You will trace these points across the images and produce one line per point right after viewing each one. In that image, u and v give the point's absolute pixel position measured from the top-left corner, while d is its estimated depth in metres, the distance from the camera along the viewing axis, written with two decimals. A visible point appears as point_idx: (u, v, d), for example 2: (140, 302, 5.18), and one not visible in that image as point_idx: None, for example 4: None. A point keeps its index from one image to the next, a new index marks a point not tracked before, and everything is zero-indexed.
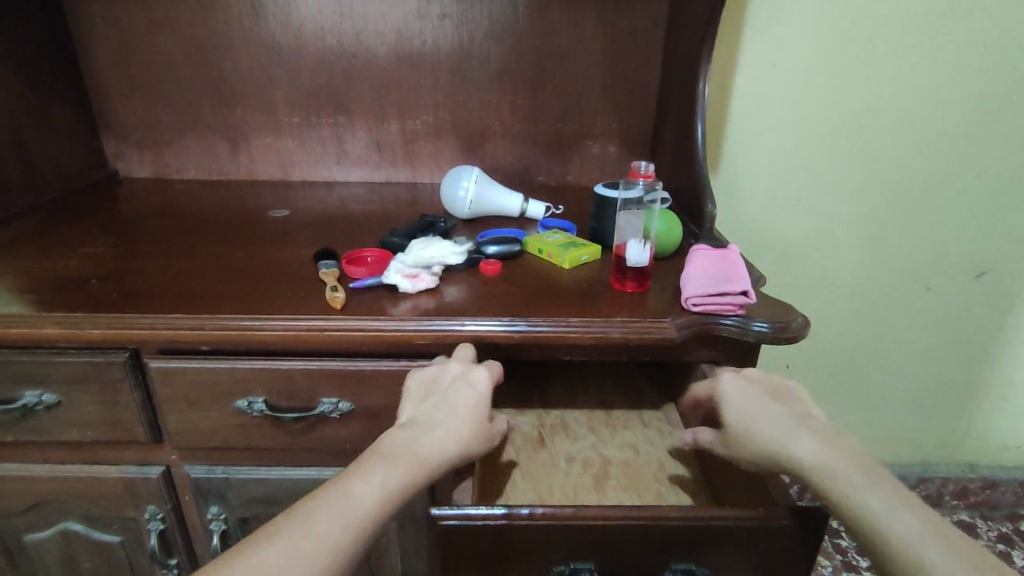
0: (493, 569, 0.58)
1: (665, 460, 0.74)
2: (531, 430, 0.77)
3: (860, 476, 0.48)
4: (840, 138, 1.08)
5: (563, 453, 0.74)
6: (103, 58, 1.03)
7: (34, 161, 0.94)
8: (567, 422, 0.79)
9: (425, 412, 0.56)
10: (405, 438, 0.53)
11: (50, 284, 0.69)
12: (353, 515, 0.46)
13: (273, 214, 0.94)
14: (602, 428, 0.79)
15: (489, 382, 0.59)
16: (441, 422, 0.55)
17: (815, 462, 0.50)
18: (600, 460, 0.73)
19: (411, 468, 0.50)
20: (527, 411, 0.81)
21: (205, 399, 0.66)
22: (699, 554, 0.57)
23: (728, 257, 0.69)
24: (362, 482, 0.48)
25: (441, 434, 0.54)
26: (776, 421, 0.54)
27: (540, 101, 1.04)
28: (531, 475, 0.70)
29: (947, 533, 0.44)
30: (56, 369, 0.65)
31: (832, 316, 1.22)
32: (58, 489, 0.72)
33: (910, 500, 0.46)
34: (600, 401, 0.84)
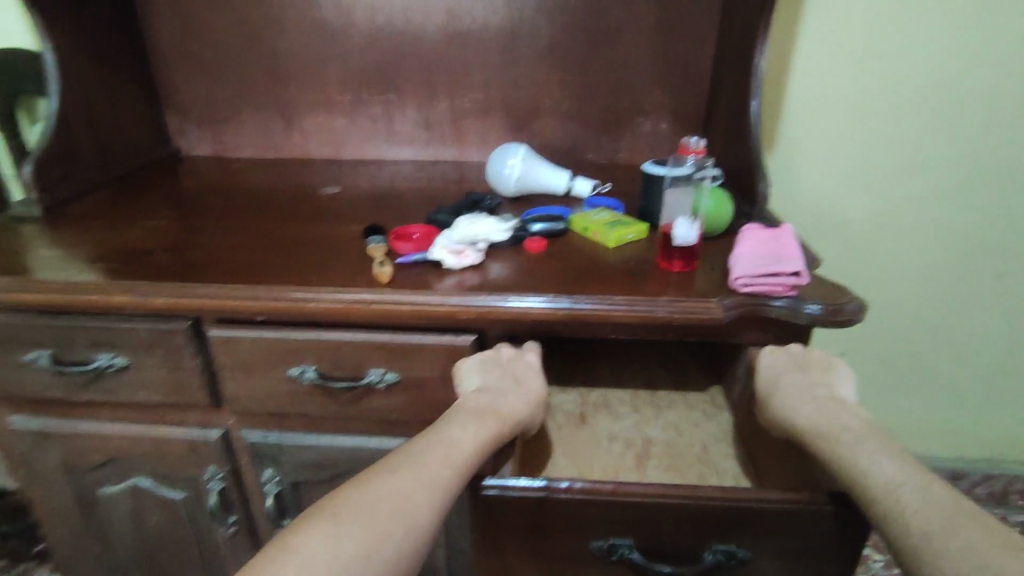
0: (532, 540, 0.59)
1: (709, 442, 0.73)
2: (573, 407, 0.77)
3: (850, 436, 0.53)
4: (912, 115, 1.02)
5: (605, 431, 0.74)
6: (168, 40, 1.07)
7: (104, 139, 0.99)
8: (611, 400, 0.79)
9: (496, 379, 0.62)
10: (487, 399, 0.59)
11: (121, 254, 0.74)
12: (459, 458, 0.52)
13: (325, 191, 0.96)
14: (646, 408, 0.78)
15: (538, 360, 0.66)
16: (511, 388, 0.61)
17: (817, 426, 0.56)
18: (642, 440, 0.73)
19: (494, 426, 0.57)
20: (570, 389, 0.81)
21: (260, 367, 0.70)
22: (738, 536, 0.56)
23: (780, 237, 0.67)
24: (458, 433, 0.54)
25: (515, 399, 0.60)
26: (792, 389, 0.60)
27: (590, 78, 1.02)
28: (573, 452, 0.70)
29: (924, 484, 0.47)
30: (126, 335, 0.69)
31: (894, 302, 1.17)
32: (128, 446, 0.77)
33: (897, 455, 0.50)
34: (645, 381, 0.84)
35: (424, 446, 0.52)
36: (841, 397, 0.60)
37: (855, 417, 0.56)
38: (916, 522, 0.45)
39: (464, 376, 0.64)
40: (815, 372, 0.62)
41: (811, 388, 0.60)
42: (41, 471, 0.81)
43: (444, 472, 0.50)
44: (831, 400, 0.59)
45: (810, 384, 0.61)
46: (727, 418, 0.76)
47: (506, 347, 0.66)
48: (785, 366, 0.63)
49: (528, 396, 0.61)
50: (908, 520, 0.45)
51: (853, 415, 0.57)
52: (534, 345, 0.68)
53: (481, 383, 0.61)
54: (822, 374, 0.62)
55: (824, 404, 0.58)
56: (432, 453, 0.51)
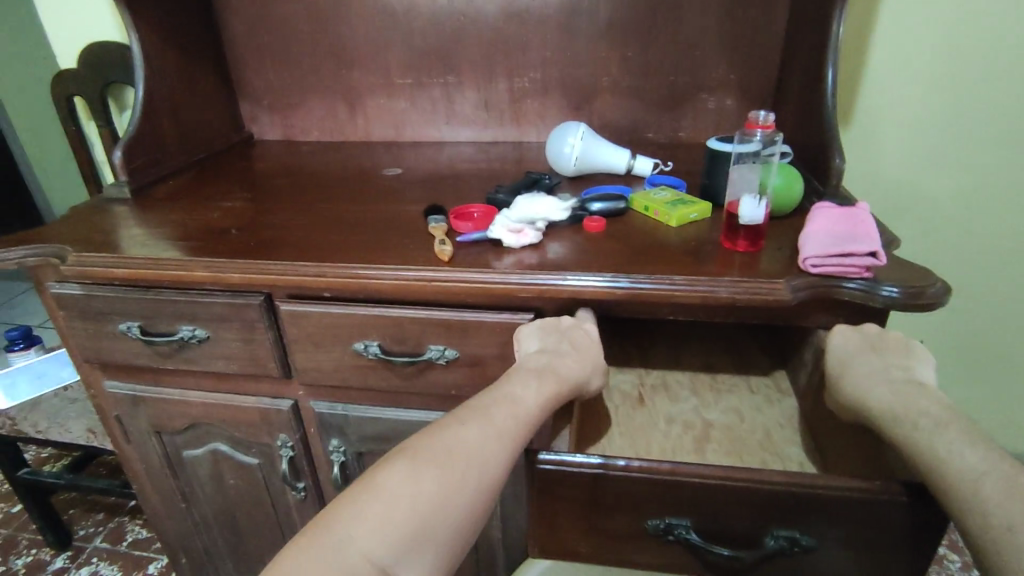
0: (586, 515, 0.59)
1: (772, 427, 0.70)
2: (631, 389, 0.77)
3: (929, 420, 0.50)
4: (1009, 81, 0.94)
5: (664, 413, 0.73)
6: (241, 29, 1.12)
7: (185, 125, 1.05)
8: (669, 383, 0.78)
9: (554, 343, 0.62)
10: (543, 361, 0.59)
11: (200, 233, 0.78)
12: (523, 414, 0.53)
13: (387, 173, 0.98)
14: (706, 392, 0.76)
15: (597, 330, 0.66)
16: (570, 352, 0.61)
17: (892, 409, 0.52)
18: (702, 422, 0.71)
19: (555, 386, 0.56)
20: (627, 369, 0.81)
21: (327, 341, 0.73)
22: (802, 522, 0.55)
23: (856, 215, 0.63)
24: (522, 390, 0.55)
25: (575, 361, 0.60)
26: (865, 372, 0.57)
27: (652, 54, 0.99)
28: (629, 432, 0.70)
29: (1011, 476, 0.43)
30: (206, 308, 0.73)
31: (982, 287, 1.09)
32: (208, 413, 0.83)
33: (981, 442, 0.47)
34: (705, 364, 0.82)
35: (487, 401, 0.53)
36: (920, 377, 0.56)
37: (935, 397, 0.52)
38: (998, 517, 0.42)
39: (524, 342, 0.64)
40: (893, 353, 0.59)
41: (886, 370, 0.57)
42: (134, 432, 0.88)
43: (510, 427, 0.51)
44: (909, 381, 0.55)
45: (887, 365, 0.57)
46: (792, 404, 0.74)
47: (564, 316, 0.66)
48: (858, 350, 0.60)
49: (587, 361, 0.61)
50: (991, 516, 0.42)
51: (934, 396, 0.53)
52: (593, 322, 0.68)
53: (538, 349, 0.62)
54: (898, 356, 0.58)
55: (901, 385, 0.54)
56: (495, 412, 0.52)
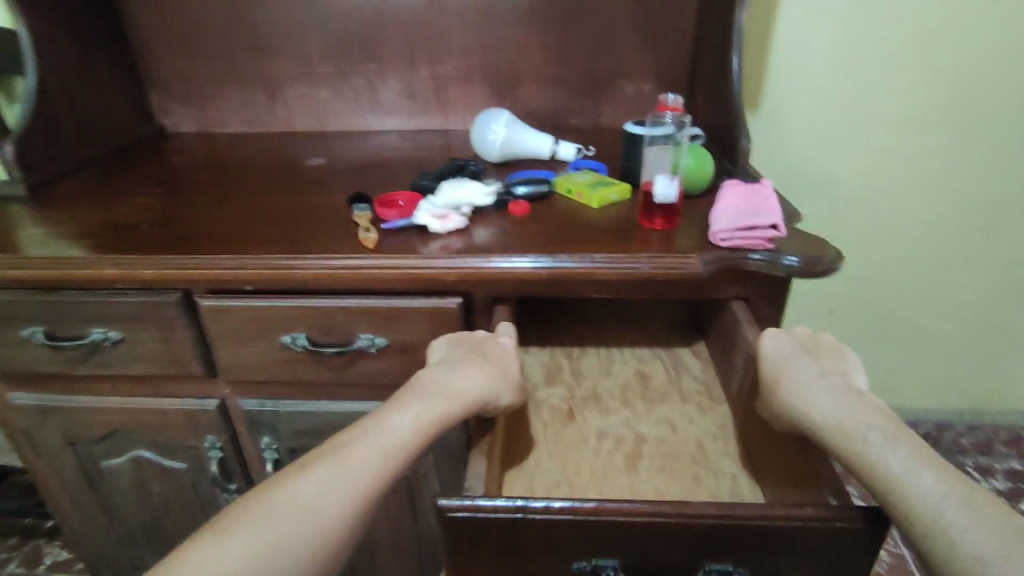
0: (508, 561, 0.51)
1: (704, 439, 0.69)
2: (562, 402, 0.74)
3: (880, 435, 0.46)
4: (895, 67, 1.02)
5: (594, 430, 0.71)
6: (144, 16, 1.06)
7: (86, 118, 0.99)
8: (600, 394, 0.76)
9: (457, 354, 0.62)
10: (435, 382, 0.57)
11: (107, 230, 0.74)
12: (391, 446, 0.50)
13: (310, 163, 0.96)
14: (637, 403, 0.75)
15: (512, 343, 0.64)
16: (474, 363, 0.59)
17: (838, 421, 0.50)
18: (633, 437, 0.70)
19: (443, 407, 0.55)
20: (558, 380, 0.77)
21: (252, 335, 0.71)
22: (737, 555, 0.49)
23: (760, 191, 0.67)
24: (395, 418, 0.52)
25: (468, 377, 0.58)
26: (800, 383, 0.55)
27: (571, 41, 1.01)
28: (559, 453, 0.68)
29: (972, 499, 0.41)
30: (118, 309, 0.70)
31: (881, 258, 1.18)
32: (127, 419, 0.79)
33: (935, 461, 0.43)
34: (637, 367, 0.80)
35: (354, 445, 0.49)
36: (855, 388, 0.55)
37: (875, 407, 0.50)
38: (968, 545, 0.38)
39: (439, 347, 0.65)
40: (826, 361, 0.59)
41: (826, 382, 0.55)
42: (46, 444, 0.83)
43: (370, 463, 0.48)
44: (847, 390, 0.54)
45: (822, 373, 0.56)
46: (725, 412, 0.72)
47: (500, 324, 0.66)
48: (795, 361, 0.58)
49: (494, 374, 0.59)
50: (958, 544, 0.39)
51: (873, 406, 0.51)
52: (510, 328, 0.65)
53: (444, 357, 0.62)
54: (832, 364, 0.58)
55: (841, 394, 0.53)
56: (362, 442, 0.49)
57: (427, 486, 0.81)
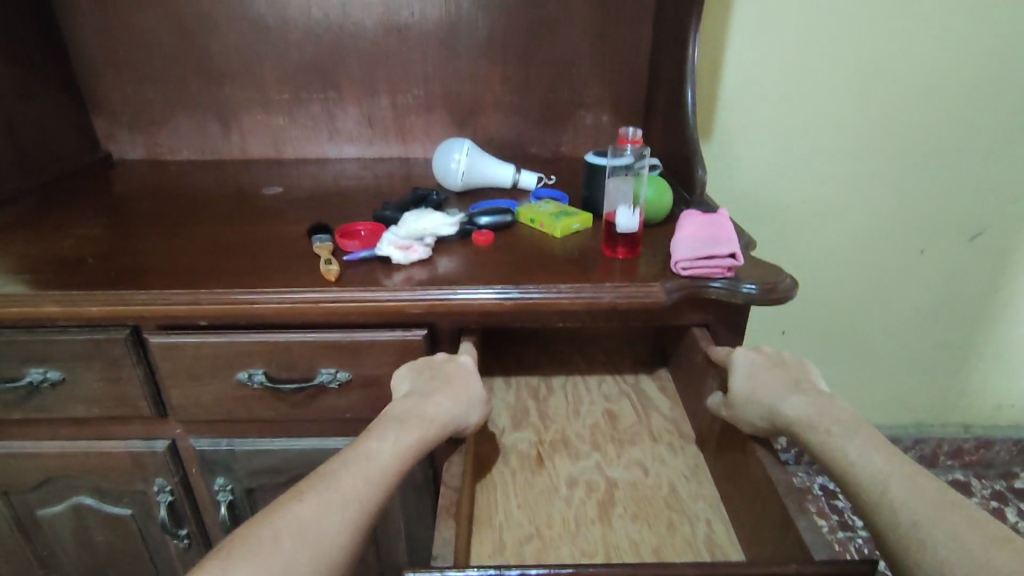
0: None
1: (677, 481, 0.66)
2: (529, 448, 0.70)
3: (839, 427, 0.50)
4: (836, 100, 1.08)
5: (564, 476, 0.67)
6: (91, 40, 1.02)
7: (25, 144, 0.94)
8: (569, 437, 0.72)
9: (424, 378, 0.60)
10: (406, 408, 0.55)
11: (49, 265, 0.70)
12: (377, 471, 0.48)
13: (267, 192, 0.94)
14: (608, 444, 0.71)
15: (472, 362, 0.62)
16: (443, 387, 0.58)
17: (801, 416, 0.53)
18: (605, 482, 0.66)
19: (420, 428, 0.53)
20: (524, 425, 0.74)
21: (206, 373, 0.68)
22: None
23: (718, 221, 0.70)
24: (377, 444, 0.50)
25: (443, 399, 0.57)
26: (767, 387, 0.57)
27: (530, 72, 1.03)
28: (528, 503, 0.63)
29: (913, 477, 0.44)
30: (59, 348, 0.66)
31: (829, 281, 1.23)
32: (67, 464, 0.74)
33: (887, 451, 0.47)
34: (605, 408, 0.77)
35: (343, 468, 0.47)
36: (820, 389, 0.57)
37: (835, 404, 0.53)
38: (907, 514, 0.41)
39: (402, 375, 0.62)
40: (793, 370, 0.60)
41: (788, 383, 0.57)
42: None
43: (359, 488, 0.46)
44: (811, 391, 0.56)
45: (790, 378, 0.58)
46: (695, 451, 0.70)
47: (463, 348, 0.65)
48: (758, 364, 0.60)
49: (460, 396, 0.58)
50: (899, 516, 0.42)
51: (838, 403, 0.53)
52: (469, 347, 0.65)
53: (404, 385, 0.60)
54: (795, 369, 0.60)
55: (810, 395, 0.55)
56: (350, 467, 0.48)
57: (392, 523, 0.79)
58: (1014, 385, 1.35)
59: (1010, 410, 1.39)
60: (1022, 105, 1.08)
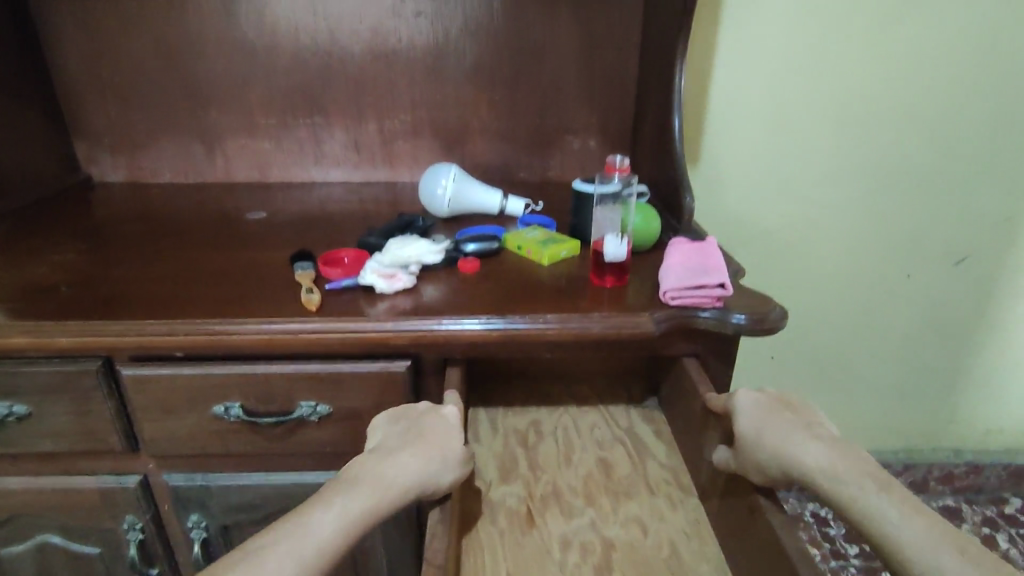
0: None
1: (677, 540, 0.62)
2: (518, 504, 0.66)
3: (871, 483, 0.47)
4: (821, 128, 1.09)
5: (557, 537, 0.62)
6: (74, 63, 1.01)
7: (3, 168, 0.92)
8: (560, 490, 0.68)
9: (393, 435, 0.56)
10: (365, 468, 0.51)
11: (20, 293, 0.68)
12: (308, 552, 0.43)
13: (251, 216, 0.92)
14: (602, 499, 0.67)
15: (455, 416, 0.58)
16: (409, 446, 0.54)
17: (825, 468, 0.50)
18: (600, 543, 0.62)
19: (369, 494, 0.48)
20: (512, 477, 0.70)
21: (180, 406, 0.65)
22: None
23: (705, 250, 0.69)
24: (318, 514, 0.46)
25: (406, 459, 0.52)
26: (779, 434, 0.54)
27: (518, 98, 1.03)
28: (520, 568, 0.59)
29: (962, 547, 0.42)
30: (27, 381, 0.63)
31: (816, 306, 1.23)
32: (32, 501, 0.71)
33: (925, 513, 0.44)
34: (598, 455, 0.73)
35: (272, 546, 0.43)
36: (834, 434, 0.54)
37: (856, 455, 0.50)
38: None
39: (377, 430, 0.59)
40: (799, 413, 0.57)
41: (801, 427, 0.54)
42: None
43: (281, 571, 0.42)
44: (825, 438, 0.53)
45: (798, 424, 0.55)
46: (696, 505, 0.66)
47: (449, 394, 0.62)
48: (765, 407, 0.57)
49: (426, 455, 0.53)
50: None
51: (856, 453, 0.51)
52: (455, 396, 0.61)
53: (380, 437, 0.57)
54: (803, 414, 0.57)
55: (829, 442, 0.52)
56: (281, 544, 0.43)
57: (373, 559, 0.76)
58: (1002, 410, 1.35)
59: (998, 435, 1.39)
60: (1003, 133, 1.10)
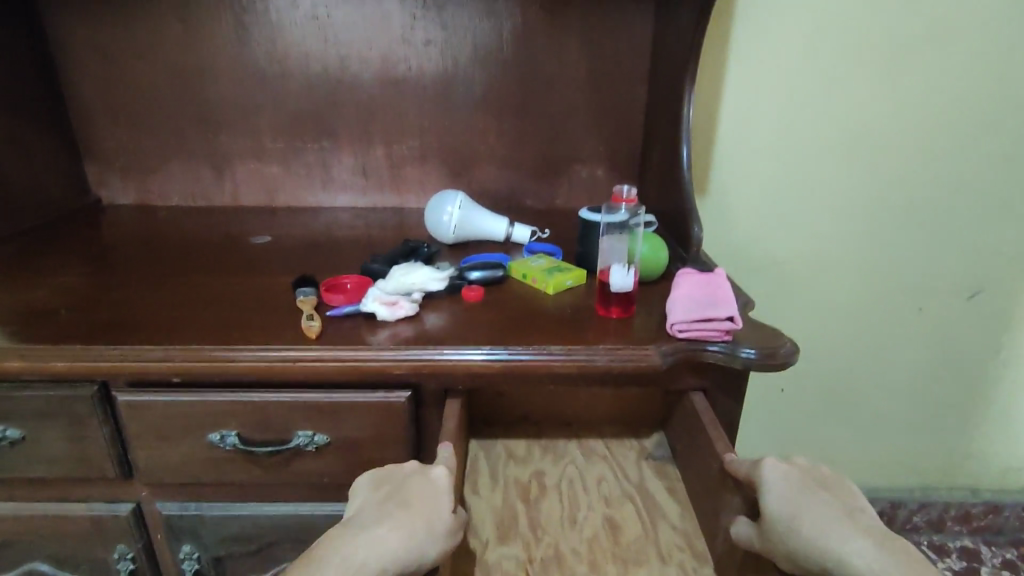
0: None
1: None
2: (516, 568, 0.61)
3: None
4: (830, 158, 1.08)
5: None
6: (88, 87, 1.02)
7: (14, 190, 0.93)
8: (564, 554, 0.63)
9: (377, 501, 0.53)
10: (338, 545, 0.49)
11: (20, 316, 0.68)
12: None
13: (256, 241, 0.92)
14: (608, 565, 0.62)
15: (444, 479, 0.55)
16: (389, 519, 0.51)
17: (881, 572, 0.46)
18: None
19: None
20: (511, 537, 0.65)
21: (176, 434, 0.64)
22: None
23: (714, 282, 0.68)
24: None
25: (379, 536, 0.49)
26: (823, 523, 0.50)
27: (527, 126, 1.03)
28: None
29: None
30: (22, 405, 0.63)
31: (828, 339, 1.21)
32: (23, 528, 0.69)
33: None
34: (605, 514, 0.68)
35: None
36: (875, 523, 0.51)
37: (911, 556, 0.47)
38: None
39: (362, 492, 0.56)
40: (836, 494, 0.53)
41: (845, 516, 0.50)
42: None
43: None
44: (872, 530, 0.49)
45: (838, 510, 0.51)
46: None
47: (444, 446, 0.59)
48: (800, 485, 0.53)
49: (403, 530, 0.50)
50: None
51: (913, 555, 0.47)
52: (449, 451, 0.58)
53: (365, 502, 0.54)
54: (840, 496, 0.53)
55: (879, 538, 0.48)
56: None
57: None
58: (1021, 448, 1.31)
59: (1017, 474, 1.35)
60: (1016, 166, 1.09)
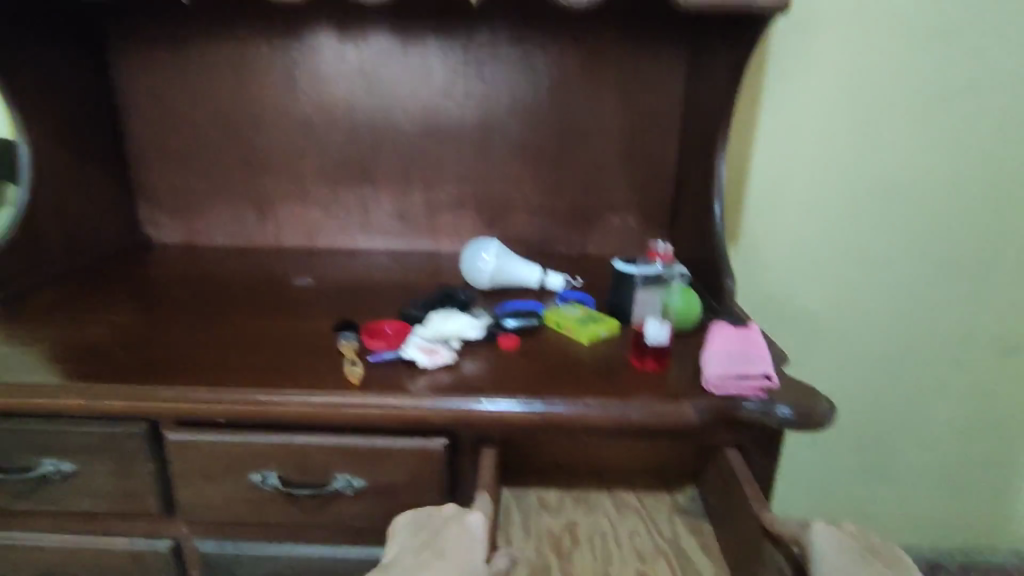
0: None
1: None
2: None
3: None
4: (861, 211, 1.09)
5: None
6: (146, 133, 1.09)
7: (73, 228, 0.98)
8: None
9: (415, 552, 0.54)
10: None
11: (76, 353, 0.71)
12: None
13: (298, 282, 0.95)
14: None
15: (480, 528, 0.55)
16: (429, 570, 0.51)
17: None
18: None
19: None
20: None
21: (219, 473, 0.66)
22: None
23: (750, 336, 0.68)
24: None
25: None
26: None
27: (561, 175, 1.06)
28: None
29: None
30: (77, 439, 0.66)
31: (862, 391, 1.19)
32: (66, 560, 0.71)
33: None
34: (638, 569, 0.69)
35: None
36: None
37: None
38: None
39: (396, 542, 0.56)
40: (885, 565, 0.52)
41: None
42: None
43: None
44: None
45: None
46: None
47: (481, 497, 0.60)
48: (847, 550, 0.52)
49: None
50: None
51: None
52: (485, 502, 0.60)
53: (400, 553, 0.54)
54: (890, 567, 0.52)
55: None
56: None
57: None
58: None
59: None
60: None
